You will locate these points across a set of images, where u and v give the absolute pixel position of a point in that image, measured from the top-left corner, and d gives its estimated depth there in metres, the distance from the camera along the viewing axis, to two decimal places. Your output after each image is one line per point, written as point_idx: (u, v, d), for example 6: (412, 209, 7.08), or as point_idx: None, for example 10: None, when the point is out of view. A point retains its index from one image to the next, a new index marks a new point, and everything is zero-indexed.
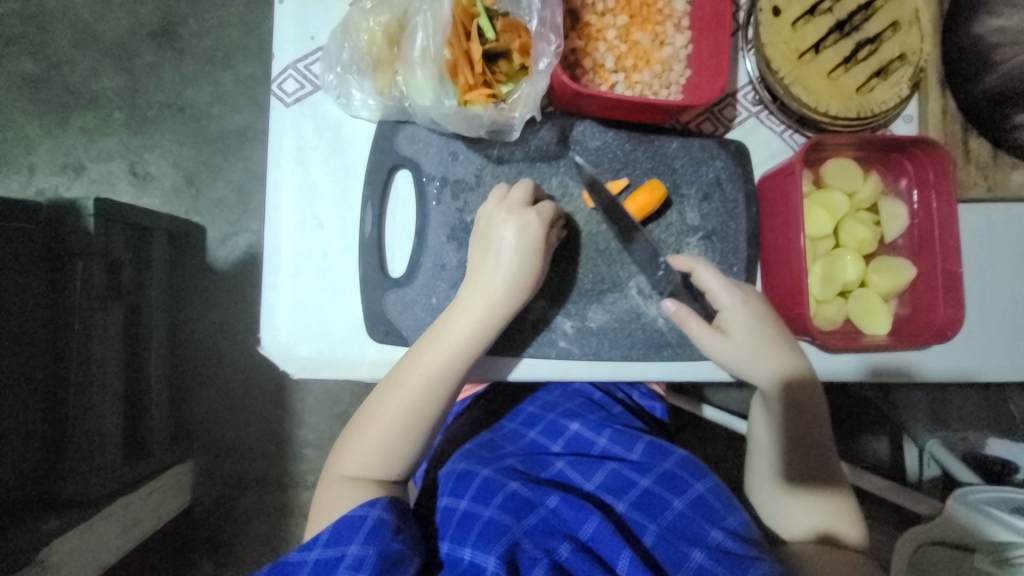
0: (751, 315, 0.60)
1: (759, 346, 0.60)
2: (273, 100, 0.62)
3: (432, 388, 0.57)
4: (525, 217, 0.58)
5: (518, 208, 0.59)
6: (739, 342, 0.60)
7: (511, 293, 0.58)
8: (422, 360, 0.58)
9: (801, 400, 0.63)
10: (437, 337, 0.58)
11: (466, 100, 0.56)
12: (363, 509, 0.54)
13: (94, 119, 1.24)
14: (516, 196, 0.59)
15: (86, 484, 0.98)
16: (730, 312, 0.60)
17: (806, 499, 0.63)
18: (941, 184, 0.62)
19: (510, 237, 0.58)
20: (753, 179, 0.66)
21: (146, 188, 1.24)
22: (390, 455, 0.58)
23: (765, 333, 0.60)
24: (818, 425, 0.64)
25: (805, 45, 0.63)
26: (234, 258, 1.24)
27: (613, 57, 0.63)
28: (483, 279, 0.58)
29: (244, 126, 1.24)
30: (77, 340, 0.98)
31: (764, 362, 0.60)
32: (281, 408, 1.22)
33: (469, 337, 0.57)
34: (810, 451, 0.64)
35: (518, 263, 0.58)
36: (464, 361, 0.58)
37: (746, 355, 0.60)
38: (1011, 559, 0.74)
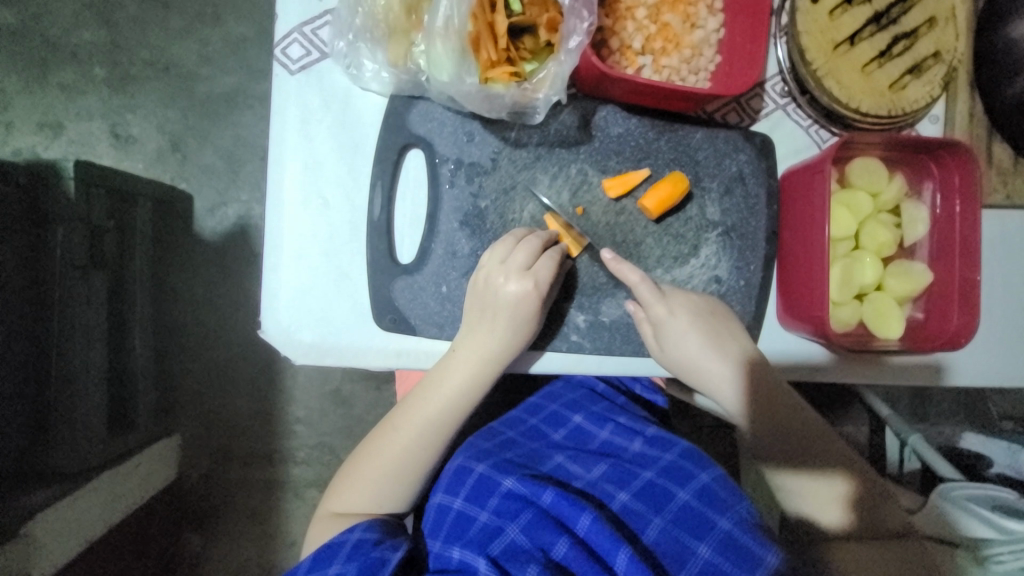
0: (682, 324, 0.59)
1: (696, 353, 0.61)
2: (276, 66, 0.58)
3: (427, 438, 0.61)
4: (520, 283, 0.56)
5: (514, 273, 0.56)
6: (673, 352, 0.61)
7: (520, 331, 0.58)
8: (416, 413, 0.61)
9: (768, 391, 0.61)
10: (430, 391, 0.60)
11: (487, 78, 0.53)
12: (343, 534, 0.58)
13: (72, 74, 1.16)
14: (518, 259, 0.56)
15: (71, 457, 0.96)
16: (666, 324, 0.59)
17: (791, 480, 0.62)
18: (966, 189, 0.61)
19: (505, 303, 0.57)
20: (777, 175, 0.64)
21: (129, 152, 1.17)
22: (379, 495, 0.62)
23: (698, 339, 0.60)
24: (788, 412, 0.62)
25: (840, 36, 0.60)
26: (223, 230, 1.18)
27: (642, 38, 0.59)
28: (500, 296, 0.57)
29: (235, 88, 1.17)
30: (60, 309, 0.94)
31: (699, 368, 0.62)
32: (272, 385, 1.19)
33: (461, 395, 0.59)
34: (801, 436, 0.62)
35: (513, 330, 0.58)
36: (456, 414, 0.60)
37: (687, 365, 0.61)
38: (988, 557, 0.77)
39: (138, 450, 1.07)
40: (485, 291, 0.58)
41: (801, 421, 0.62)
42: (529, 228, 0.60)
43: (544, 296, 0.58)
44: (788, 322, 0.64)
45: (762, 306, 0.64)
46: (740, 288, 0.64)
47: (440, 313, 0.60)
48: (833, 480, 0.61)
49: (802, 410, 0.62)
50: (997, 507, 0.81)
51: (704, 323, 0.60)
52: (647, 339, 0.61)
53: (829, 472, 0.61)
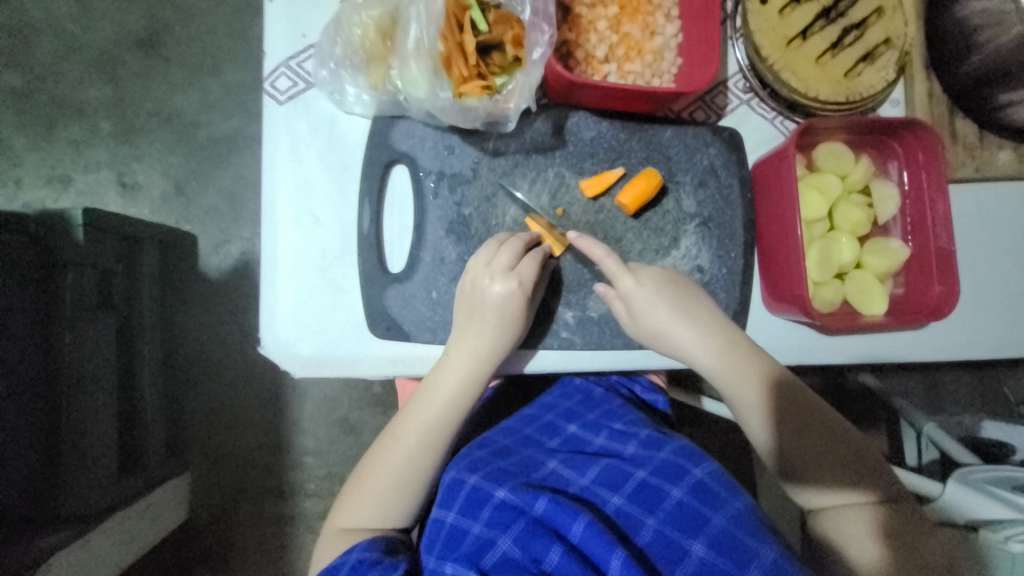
0: (648, 295, 0.60)
1: (668, 323, 0.61)
2: (266, 99, 0.62)
3: (426, 442, 0.62)
4: (505, 283, 0.58)
5: (500, 275, 0.59)
6: (645, 325, 0.61)
7: (508, 333, 0.60)
8: (413, 419, 0.62)
9: (768, 376, 0.61)
10: (426, 395, 0.61)
11: (461, 92, 0.56)
12: (344, 555, 0.58)
13: (81, 130, 1.23)
14: (502, 259, 0.59)
15: (83, 498, 0.97)
16: (637, 297, 0.60)
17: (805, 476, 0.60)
18: (930, 165, 0.63)
19: (491, 303, 0.59)
20: (747, 165, 0.67)
21: (136, 198, 1.22)
22: (383, 508, 0.62)
23: (666, 309, 0.60)
24: (791, 399, 0.61)
25: (792, 31, 0.64)
26: (227, 266, 1.22)
27: (605, 48, 0.63)
28: (488, 298, 0.59)
29: (234, 131, 1.23)
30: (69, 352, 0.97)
31: (673, 339, 0.61)
32: (279, 415, 1.20)
33: (457, 396, 0.61)
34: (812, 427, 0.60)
35: (502, 329, 0.60)
36: (453, 416, 0.62)
37: (662, 337, 0.62)
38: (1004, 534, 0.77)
39: (150, 488, 1.08)
40: (473, 294, 0.60)
41: (811, 410, 0.61)
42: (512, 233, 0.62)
43: (528, 294, 0.60)
44: (773, 305, 0.65)
45: (746, 292, 0.66)
46: (722, 275, 0.66)
47: (432, 319, 0.62)
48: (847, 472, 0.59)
49: (812, 401, 0.62)
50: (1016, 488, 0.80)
51: (669, 293, 0.61)
52: (620, 315, 0.62)
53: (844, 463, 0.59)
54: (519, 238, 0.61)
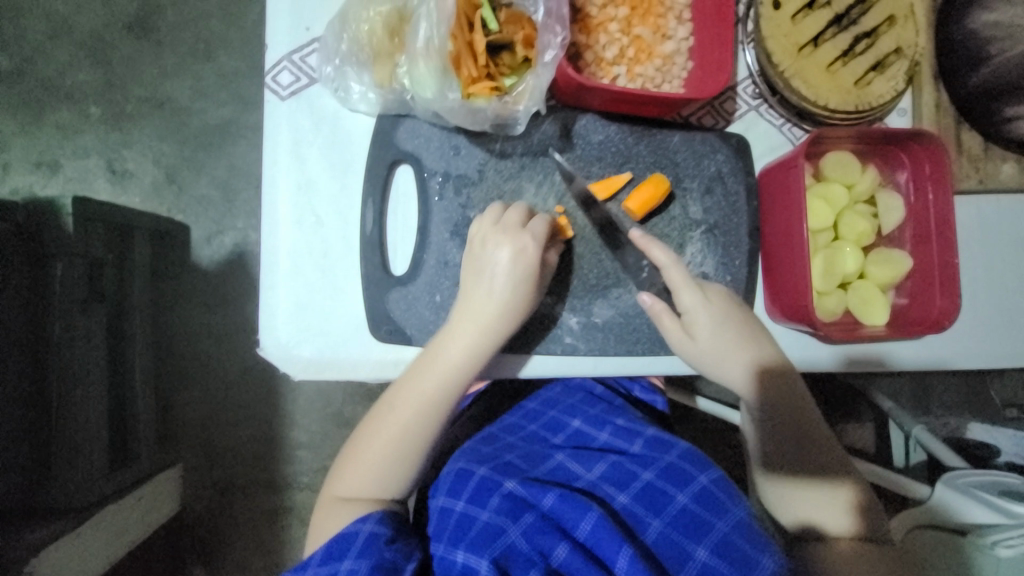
0: (712, 313, 0.60)
1: (721, 346, 0.60)
2: (267, 93, 0.61)
3: (425, 413, 0.60)
4: (509, 243, 0.57)
5: (500, 236, 0.58)
6: (704, 342, 0.60)
7: (517, 297, 0.58)
8: (414, 387, 0.59)
9: (775, 389, 0.62)
10: (429, 362, 0.59)
11: (470, 93, 0.55)
12: (357, 525, 0.58)
13: (69, 114, 1.19)
14: (511, 217, 0.58)
15: (75, 490, 0.95)
16: (691, 315, 0.60)
17: (796, 482, 0.62)
18: (937, 175, 0.63)
19: (495, 267, 0.58)
20: (754, 173, 0.66)
21: (126, 186, 1.19)
22: (384, 478, 0.61)
23: (727, 329, 0.60)
24: (795, 414, 0.62)
25: (804, 38, 0.63)
26: (220, 257, 1.20)
27: (616, 51, 0.62)
28: (494, 261, 0.57)
29: (227, 120, 1.20)
30: (60, 342, 0.95)
31: (729, 360, 0.61)
32: (272, 409, 1.19)
33: (461, 366, 0.58)
34: (806, 441, 0.62)
35: (508, 291, 0.58)
36: (457, 386, 0.59)
37: (711, 356, 0.61)
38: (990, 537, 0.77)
39: (144, 481, 1.07)
40: (481, 264, 0.59)
41: (807, 422, 0.62)
42: (521, 205, 0.61)
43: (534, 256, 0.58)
44: (775, 314, 0.65)
45: (750, 300, 0.66)
46: (727, 282, 0.66)
47: (435, 323, 0.62)
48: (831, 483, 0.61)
49: (811, 414, 0.63)
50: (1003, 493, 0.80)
51: (732, 318, 0.61)
52: (672, 330, 0.61)
53: (832, 476, 0.61)
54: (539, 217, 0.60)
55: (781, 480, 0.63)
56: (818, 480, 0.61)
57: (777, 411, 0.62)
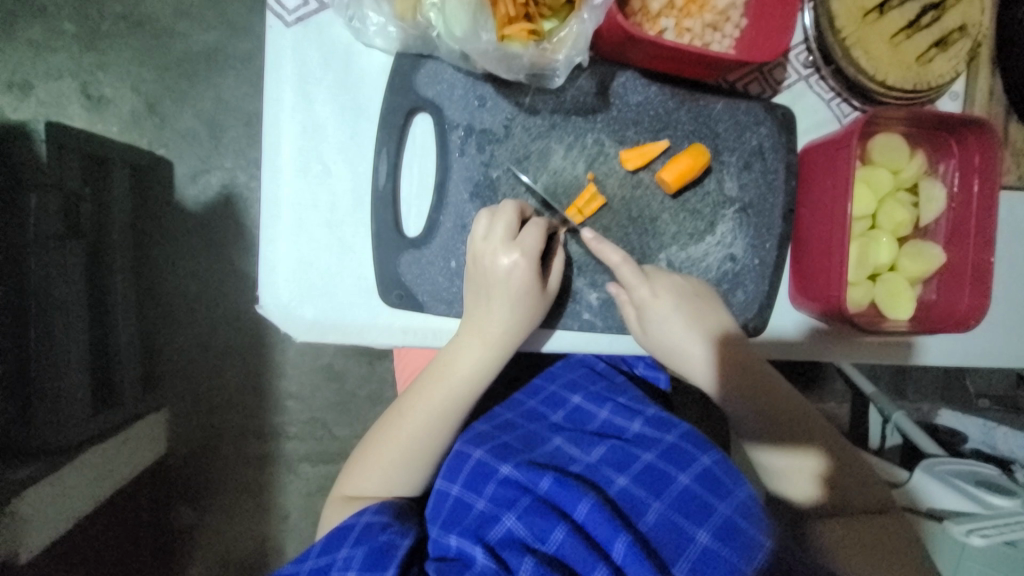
0: (663, 305, 0.57)
1: (679, 335, 0.59)
2: (270, 17, 0.53)
3: (435, 420, 0.59)
4: (514, 256, 0.54)
5: (502, 247, 0.54)
6: (658, 335, 0.59)
7: (523, 312, 0.56)
8: (423, 400, 0.59)
9: (742, 364, 0.60)
10: (440, 375, 0.58)
11: (505, 35, 0.48)
12: (354, 518, 0.58)
13: (37, 28, 1.07)
14: (500, 231, 0.54)
15: (55, 432, 0.92)
16: (645, 306, 0.57)
17: (776, 459, 0.61)
18: (985, 168, 0.60)
19: (501, 281, 0.55)
20: (796, 149, 0.62)
21: (102, 113, 1.09)
22: (391, 478, 0.61)
23: (681, 321, 0.58)
24: (763, 386, 0.60)
25: (871, 3, 0.57)
26: (207, 199, 1.12)
27: (665, 0, 0.56)
28: (500, 275, 0.55)
29: (214, 47, 1.09)
30: (36, 282, 0.90)
31: (681, 352, 0.61)
32: (261, 360, 1.16)
33: (468, 380, 0.58)
34: (779, 416, 0.61)
35: (511, 309, 0.56)
36: (470, 396, 0.59)
37: (668, 345, 0.60)
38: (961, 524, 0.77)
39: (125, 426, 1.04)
40: (482, 279, 0.55)
41: (774, 395, 0.61)
42: (519, 203, 0.56)
43: (538, 268, 0.56)
44: (800, 303, 0.63)
45: (775, 286, 0.63)
46: (754, 266, 0.63)
47: (450, 290, 0.58)
48: (808, 453, 0.60)
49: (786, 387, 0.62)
50: (983, 484, 0.83)
51: (687, 304, 0.58)
52: (631, 321, 0.59)
53: (808, 447, 0.60)
54: (535, 218, 0.56)
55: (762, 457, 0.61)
56: (794, 457, 0.60)
57: (743, 389, 0.59)
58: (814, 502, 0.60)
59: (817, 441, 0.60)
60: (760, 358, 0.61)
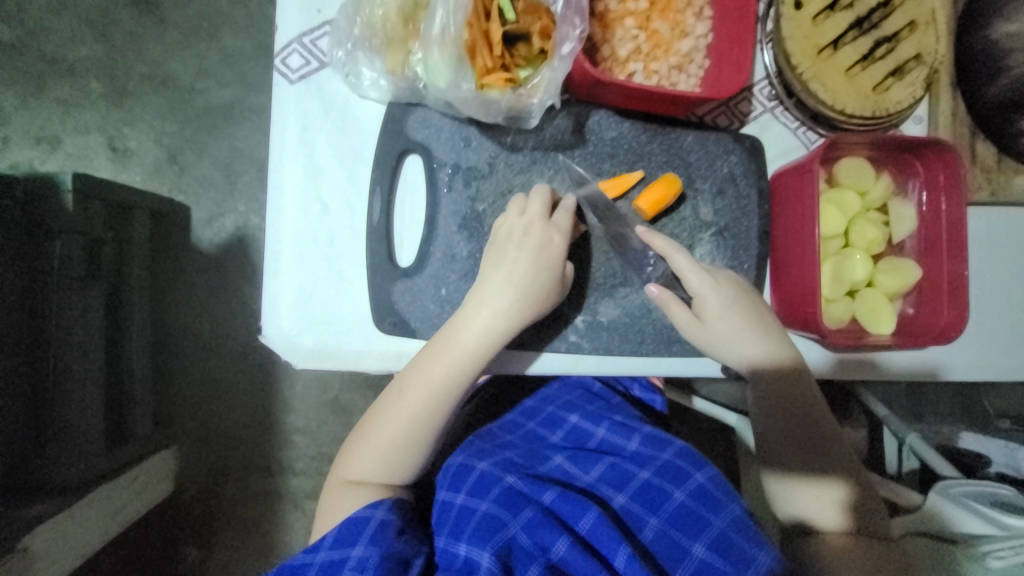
0: (724, 298, 0.60)
1: (733, 331, 0.60)
2: (276, 76, 0.59)
3: (436, 400, 0.58)
4: (548, 232, 0.58)
5: (538, 221, 0.58)
6: (712, 328, 0.61)
7: (534, 286, 0.58)
8: (423, 377, 0.58)
9: (786, 376, 0.61)
10: (442, 351, 0.57)
11: (484, 84, 0.54)
12: (368, 510, 0.56)
13: (71, 90, 1.17)
14: (536, 207, 0.58)
15: (67, 469, 0.94)
16: (704, 298, 0.60)
17: (800, 478, 0.60)
18: (951, 186, 0.63)
19: (522, 253, 0.57)
20: (767, 175, 0.66)
21: (126, 164, 1.18)
22: (392, 464, 0.59)
23: (740, 318, 0.60)
24: (802, 401, 0.61)
25: (824, 40, 0.62)
26: (221, 240, 1.18)
27: (632, 47, 0.61)
28: (517, 249, 0.57)
29: (231, 102, 1.18)
30: (57, 322, 0.94)
31: (726, 343, 0.61)
32: (270, 395, 1.19)
33: (473, 355, 0.57)
34: (810, 432, 0.61)
35: (527, 281, 0.57)
36: (470, 372, 0.58)
37: (721, 339, 0.61)
38: (983, 552, 0.74)
39: (136, 462, 1.06)
40: (502, 252, 0.58)
41: (808, 414, 0.61)
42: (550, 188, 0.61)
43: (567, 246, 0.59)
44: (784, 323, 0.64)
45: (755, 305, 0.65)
46: None
47: (440, 316, 0.61)
48: (832, 479, 0.60)
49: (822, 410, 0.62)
50: (997, 504, 0.77)
51: (744, 302, 0.61)
52: (681, 316, 0.61)
53: (833, 472, 0.60)
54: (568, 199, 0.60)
55: (785, 475, 0.61)
56: (817, 480, 0.60)
57: (781, 401, 0.61)
58: (833, 531, 0.58)
59: (842, 470, 0.60)
60: (806, 376, 0.62)
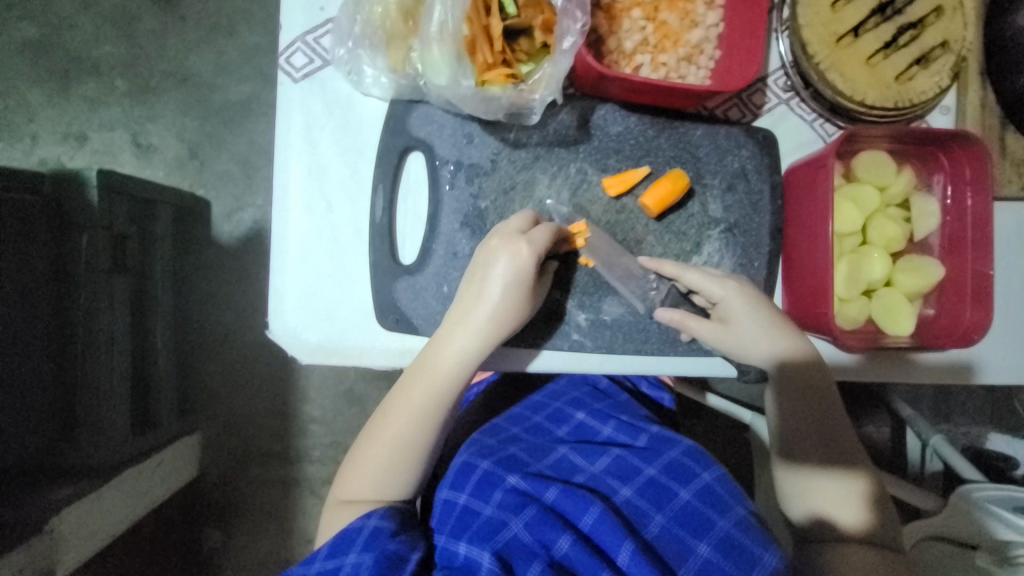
0: (746, 297, 0.58)
1: (760, 331, 0.58)
2: (280, 74, 0.60)
3: (426, 413, 0.59)
4: (518, 247, 0.55)
5: (512, 237, 0.56)
6: (738, 337, 0.59)
7: (512, 302, 0.56)
8: (411, 393, 0.59)
9: (808, 375, 0.59)
10: (427, 368, 0.58)
11: (484, 80, 0.54)
12: (361, 521, 0.57)
13: (96, 86, 1.21)
14: (515, 224, 0.57)
15: (94, 453, 0.99)
16: (725, 303, 0.58)
17: (824, 479, 0.59)
18: (978, 181, 0.59)
19: (498, 272, 0.56)
20: (781, 170, 0.63)
21: (149, 159, 1.21)
22: (383, 481, 0.60)
23: (763, 318, 0.58)
24: (823, 401, 0.59)
25: (844, 28, 0.59)
26: (240, 234, 1.21)
27: (639, 39, 0.60)
28: (493, 268, 0.56)
29: (249, 97, 1.20)
30: (83, 311, 0.98)
31: (756, 348, 0.59)
32: (288, 385, 1.22)
33: (455, 369, 0.58)
34: (831, 434, 0.60)
35: (504, 299, 0.56)
36: (457, 383, 0.58)
37: (748, 344, 0.59)
38: (1012, 558, 0.69)
39: (161, 448, 1.11)
40: (480, 270, 0.57)
41: (829, 414, 0.59)
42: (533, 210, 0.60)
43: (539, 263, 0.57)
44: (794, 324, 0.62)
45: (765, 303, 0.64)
46: None
47: (442, 313, 0.61)
48: (855, 478, 0.59)
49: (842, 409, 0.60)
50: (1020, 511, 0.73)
51: (761, 302, 0.59)
52: (706, 329, 0.60)
53: (856, 471, 0.59)
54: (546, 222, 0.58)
55: (808, 476, 0.59)
56: (840, 479, 0.58)
57: (803, 402, 0.59)
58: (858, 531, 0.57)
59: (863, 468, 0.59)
60: (827, 374, 0.60)
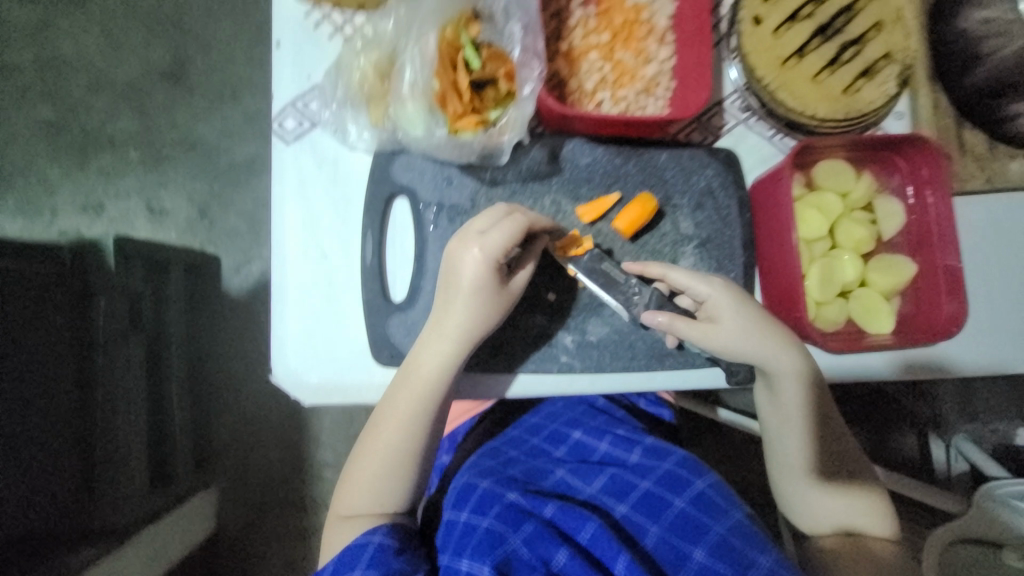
0: (729, 296, 0.60)
1: (747, 329, 0.60)
2: (274, 138, 0.65)
3: (412, 422, 0.61)
4: (477, 250, 0.58)
5: (472, 239, 0.59)
6: (726, 333, 0.60)
7: (484, 301, 0.59)
8: (396, 401, 0.61)
9: (816, 397, 0.63)
10: (409, 373, 0.60)
11: (456, 128, 0.60)
12: (366, 536, 0.58)
13: (112, 159, 1.30)
14: (478, 223, 0.59)
15: (118, 510, 1.02)
16: (713, 300, 0.61)
17: (841, 494, 0.64)
18: (935, 177, 0.62)
19: (467, 276, 0.59)
20: (746, 185, 0.67)
21: (162, 222, 1.28)
22: (380, 494, 0.62)
23: (753, 317, 0.60)
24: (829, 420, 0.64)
25: (787, 51, 0.64)
26: (248, 286, 1.26)
27: (598, 78, 0.65)
28: (462, 272, 0.59)
29: (253, 158, 1.28)
30: (105, 371, 1.04)
31: (742, 344, 0.60)
32: (299, 431, 1.24)
33: (437, 374, 0.60)
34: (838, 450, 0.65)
35: (473, 302, 0.59)
36: (440, 389, 0.60)
37: (738, 340, 0.60)
38: None
39: (186, 498, 1.13)
40: (453, 276, 0.60)
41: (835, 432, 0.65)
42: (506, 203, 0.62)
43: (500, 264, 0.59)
44: None
45: None
46: None
47: None
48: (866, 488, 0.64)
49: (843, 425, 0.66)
50: None
51: (748, 299, 0.61)
52: (696, 329, 0.60)
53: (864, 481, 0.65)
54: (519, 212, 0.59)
55: (826, 492, 0.64)
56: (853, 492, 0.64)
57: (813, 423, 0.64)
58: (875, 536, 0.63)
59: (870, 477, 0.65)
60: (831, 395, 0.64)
